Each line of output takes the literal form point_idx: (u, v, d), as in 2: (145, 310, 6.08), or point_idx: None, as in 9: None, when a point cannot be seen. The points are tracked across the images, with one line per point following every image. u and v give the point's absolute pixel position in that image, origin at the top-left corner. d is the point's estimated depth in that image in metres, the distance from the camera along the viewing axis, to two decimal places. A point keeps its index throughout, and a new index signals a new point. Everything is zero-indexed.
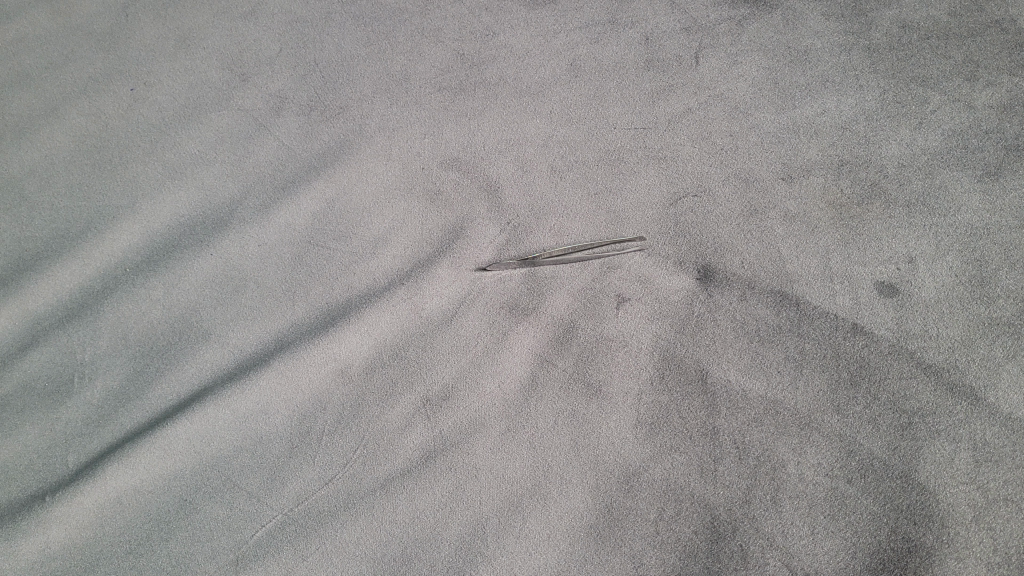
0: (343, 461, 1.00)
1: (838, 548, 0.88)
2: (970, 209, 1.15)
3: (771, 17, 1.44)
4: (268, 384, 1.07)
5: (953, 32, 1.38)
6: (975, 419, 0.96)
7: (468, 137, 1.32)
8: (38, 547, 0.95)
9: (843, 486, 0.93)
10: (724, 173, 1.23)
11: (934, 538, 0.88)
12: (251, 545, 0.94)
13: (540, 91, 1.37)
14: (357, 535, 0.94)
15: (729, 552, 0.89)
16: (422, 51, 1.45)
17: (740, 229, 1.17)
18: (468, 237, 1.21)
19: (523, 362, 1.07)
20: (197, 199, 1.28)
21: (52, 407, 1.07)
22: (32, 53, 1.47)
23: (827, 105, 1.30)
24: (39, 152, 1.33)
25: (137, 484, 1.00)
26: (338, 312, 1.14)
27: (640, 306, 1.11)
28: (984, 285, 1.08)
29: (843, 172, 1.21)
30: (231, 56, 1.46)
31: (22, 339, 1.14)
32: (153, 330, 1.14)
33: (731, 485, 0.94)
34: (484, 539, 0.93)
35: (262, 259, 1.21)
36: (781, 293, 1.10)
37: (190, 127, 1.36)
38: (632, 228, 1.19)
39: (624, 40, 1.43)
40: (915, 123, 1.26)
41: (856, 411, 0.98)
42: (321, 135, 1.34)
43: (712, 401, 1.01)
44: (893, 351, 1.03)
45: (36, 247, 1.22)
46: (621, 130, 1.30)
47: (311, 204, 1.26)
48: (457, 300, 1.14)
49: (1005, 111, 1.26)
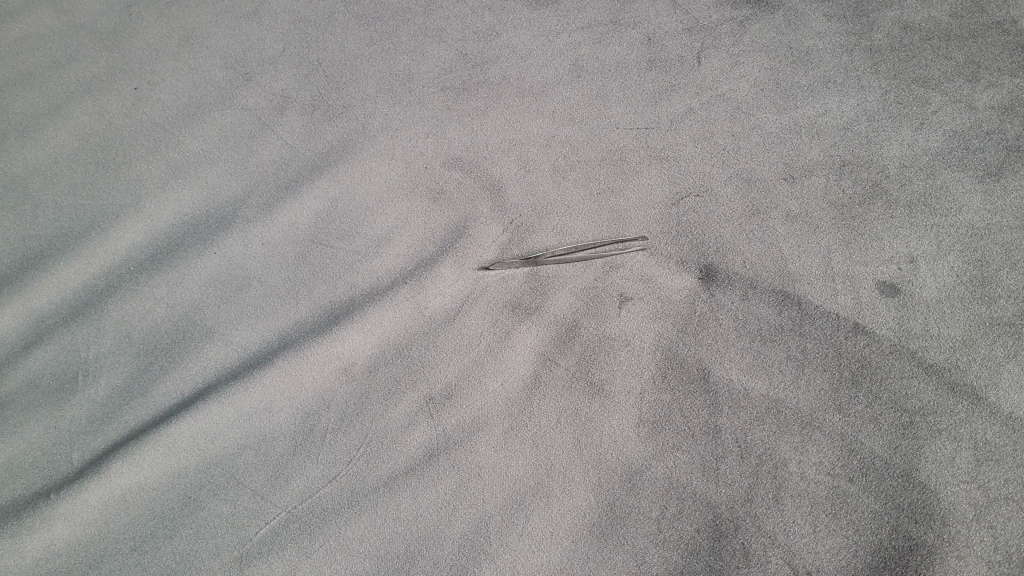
0: (346, 459, 1.00)
1: (839, 546, 0.89)
2: (972, 209, 1.16)
3: (773, 17, 1.44)
4: (272, 382, 1.07)
5: (955, 33, 1.38)
6: (976, 419, 0.97)
7: (470, 136, 1.32)
8: (43, 544, 0.95)
9: (844, 485, 0.93)
10: (726, 173, 1.23)
11: (935, 537, 0.88)
12: (255, 542, 0.94)
13: (543, 91, 1.37)
14: (360, 533, 0.95)
15: (730, 550, 0.90)
16: (425, 50, 1.45)
17: (742, 229, 1.17)
18: (470, 236, 1.21)
19: (526, 361, 1.08)
20: (200, 198, 1.28)
21: (56, 404, 1.07)
22: (36, 52, 1.47)
23: (829, 105, 1.30)
24: (42, 151, 1.34)
25: (142, 481, 1.00)
26: (341, 311, 1.14)
27: (642, 305, 1.11)
28: (985, 285, 1.08)
29: (845, 173, 1.22)
30: (234, 55, 1.46)
31: (26, 337, 1.14)
32: (157, 329, 1.14)
33: (733, 484, 0.94)
34: (487, 537, 0.93)
35: (266, 257, 1.21)
36: (782, 293, 1.10)
37: (193, 126, 1.37)
38: (634, 228, 1.19)
39: (626, 41, 1.44)
40: (917, 123, 1.26)
41: (857, 410, 0.99)
42: (324, 134, 1.34)
43: (714, 400, 1.01)
44: (895, 351, 1.03)
45: (40, 245, 1.23)
46: (623, 130, 1.31)
47: (314, 204, 1.26)
48: (460, 299, 1.15)
49: (1006, 112, 1.26)
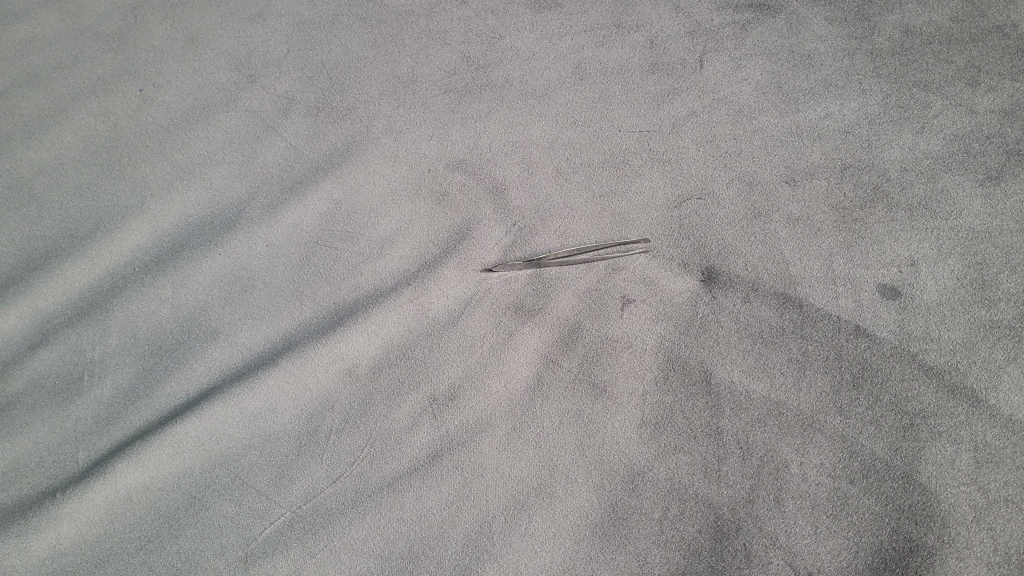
0: (350, 459, 1.01)
1: (840, 547, 0.89)
2: (972, 213, 1.16)
3: (775, 21, 1.45)
4: (277, 383, 1.08)
5: (956, 37, 1.39)
6: (977, 421, 0.97)
7: (474, 138, 1.33)
8: (49, 543, 0.96)
9: (845, 486, 0.94)
10: (728, 176, 1.24)
11: (935, 538, 0.89)
12: (260, 542, 0.95)
13: (546, 94, 1.38)
14: (364, 532, 0.95)
15: (732, 550, 0.90)
16: (429, 53, 1.46)
17: (744, 232, 1.18)
18: (474, 238, 1.22)
19: (529, 362, 1.08)
20: (205, 199, 1.29)
21: (62, 404, 1.08)
22: (41, 54, 1.48)
23: (830, 109, 1.31)
24: (48, 152, 1.35)
25: (147, 481, 1.01)
26: (345, 312, 1.15)
27: (644, 307, 1.12)
28: (985, 288, 1.09)
29: (846, 176, 1.22)
30: (239, 57, 1.47)
31: (32, 337, 1.15)
32: (162, 329, 1.15)
33: (735, 485, 0.95)
34: (490, 537, 0.94)
35: (270, 258, 1.22)
36: (784, 295, 1.11)
37: (198, 128, 1.38)
38: (637, 230, 1.20)
39: (629, 44, 1.44)
40: (918, 127, 1.27)
41: (858, 412, 0.99)
42: (328, 135, 1.35)
43: (716, 401, 1.02)
44: (896, 353, 1.04)
45: (46, 246, 1.23)
46: (625, 133, 1.31)
47: (318, 205, 1.27)
48: (463, 300, 1.15)
49: (1006, 116, 1.27)
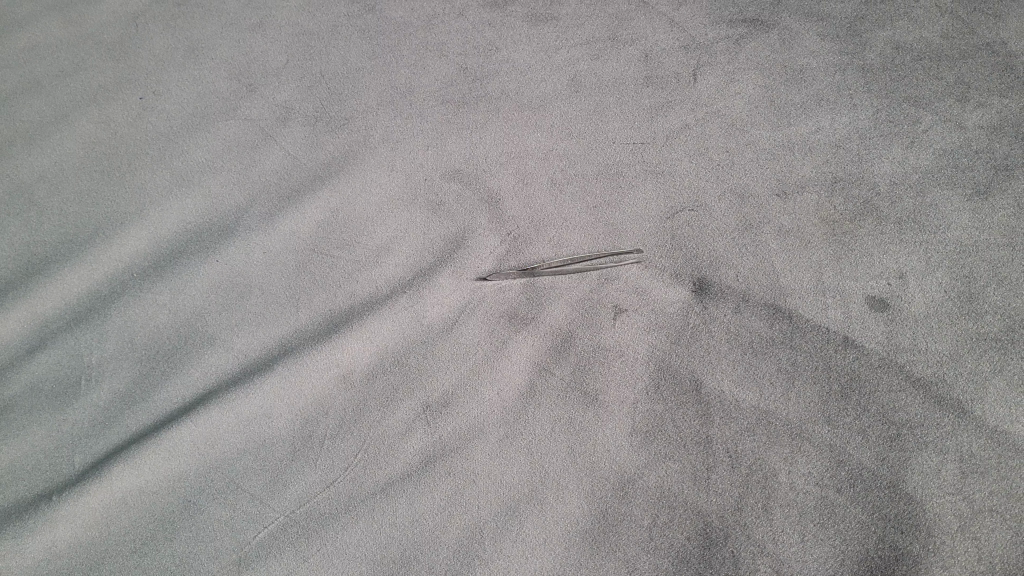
0: (343, 465, 1.02)
1: (826, 555, 0.91)
2: (959, 226, 1.18)
3: (768, 36, 1.48)
4: (272, 389, 1.09)
5: (945, 54, 1.41)
6: (962, 432, 0.99)
7: (470, 149, 1.35)
8: (44, 546, 0.97)
9: (832, 495, 0.95)
10: (720, 188, 1.26)
11: (921, 547, 0.90)
12: (253, 546, 0.96)
13: (542, 105, 1.40)
14: (357, 537, 0.96)
15: (720, 558, 0.92)
16: (426, 64, 1.48)
17: (735, 243, 1.19)
18: (469, 247, 1.24)
19: (522, 370, 1.10)
20: (204, 207, 1.31)
21: (60, 408, 1.09)
22: (44, 61, 1.50)
23: (821, 123, 1.33)
24: (48, 158, 1.36)
25: (142, 485, 1.02)
26: (341, 319, 1.16)
27: (636, 317, 1.13)
28: (973, 301, 1.10)
29: (837, 189, 1.24)
30: (239, 66, 1.49)
31: (31, 341, 1.16)
32: (160, 334, 1.16)
33: (723, 493, 0.96)
34: (482, 543, 0.95)
35: (267, 266, 1.23)
36: (774, 306, 1.12)
37: (198, 136, 1.39)
38: (629, 241, 1.21)
39: (624, 57, 1.47)
40: (908, 142, 1.29)
41: (846, 422, 1.01)
42: (326, 145, 1.37)
43: (706, 410, 1.03)
44: (883, 364, 1.05)
45: (45, 252, 1.25)
46: (620, 145, 1.33)
47: (315, 213, 1.29)
48: (457, 308, 1.17)
49: (995, 131, 1.29)
